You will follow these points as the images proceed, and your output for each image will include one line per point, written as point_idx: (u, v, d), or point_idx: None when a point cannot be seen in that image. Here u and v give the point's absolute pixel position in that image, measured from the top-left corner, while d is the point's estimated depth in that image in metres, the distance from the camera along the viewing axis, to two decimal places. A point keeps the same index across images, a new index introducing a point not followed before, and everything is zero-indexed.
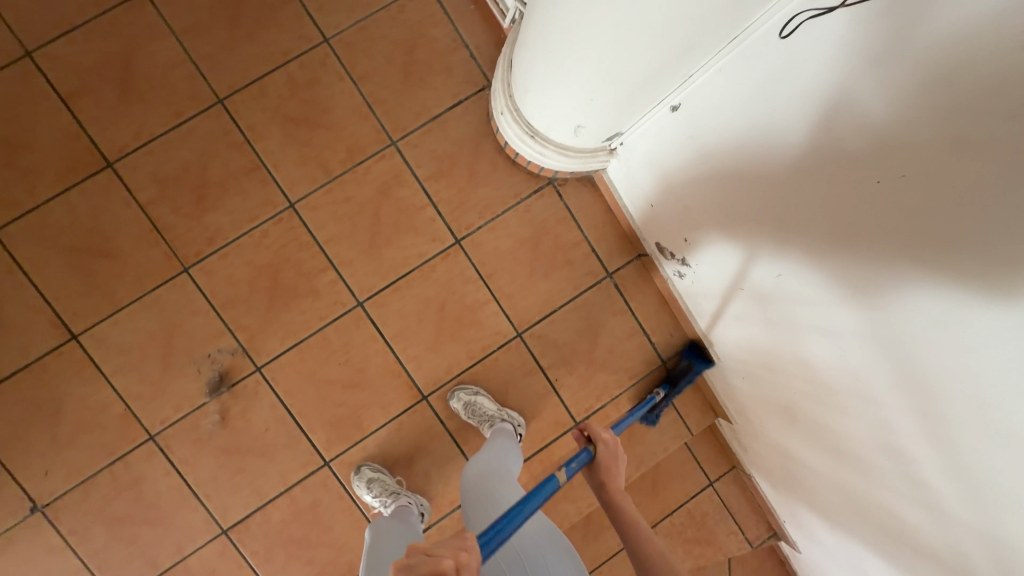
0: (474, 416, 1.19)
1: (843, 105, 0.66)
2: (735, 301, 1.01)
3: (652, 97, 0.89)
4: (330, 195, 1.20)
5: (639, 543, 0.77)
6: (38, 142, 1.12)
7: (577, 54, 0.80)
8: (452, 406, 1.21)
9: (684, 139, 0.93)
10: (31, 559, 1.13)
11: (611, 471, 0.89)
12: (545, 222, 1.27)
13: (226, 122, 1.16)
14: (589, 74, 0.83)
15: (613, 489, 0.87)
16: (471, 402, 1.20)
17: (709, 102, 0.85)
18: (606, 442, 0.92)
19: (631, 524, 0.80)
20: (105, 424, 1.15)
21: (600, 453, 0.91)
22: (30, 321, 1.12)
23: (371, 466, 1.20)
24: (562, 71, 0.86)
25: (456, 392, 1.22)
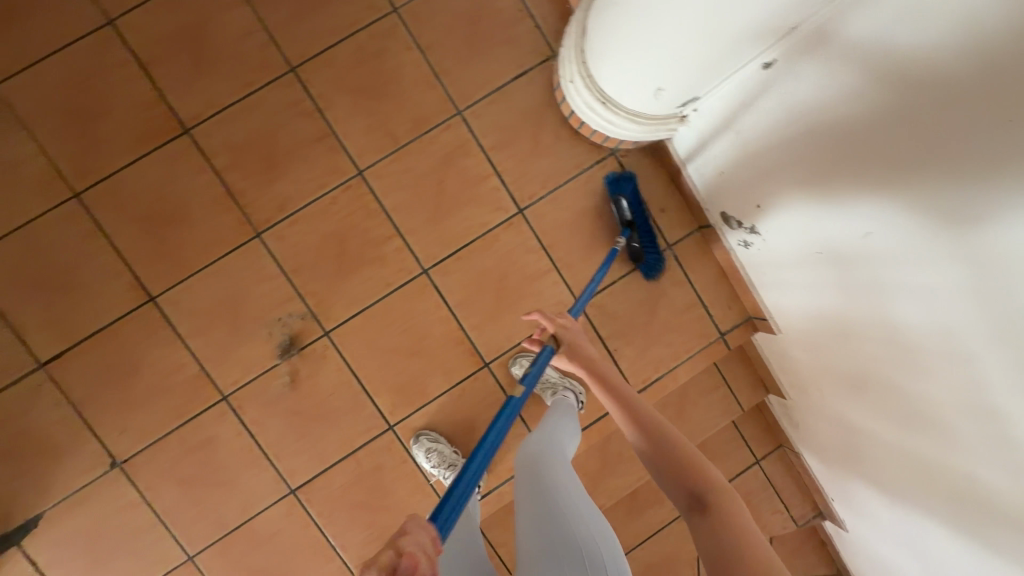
0: None
1: (960, 43, 0.64)
2: (808, 265, 1.02)
3: (745, 54, 0.89)
4: (397, 163, 1.21)
5: (619, 406, 0.83)
6: (115, 106, 1.13)
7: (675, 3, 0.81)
8: (514, 372, 1.24)
9: (778, 96, 0.92)
10: (108, 512, 1.17)
11: (578, 346, 0.98)
12: (606, 193, 1.27)
13: (297, 90, 1.17)
14: (676, 28, 0.84)
15: (583, 361, 0.95)
16: None
17: (811, 55, 0.84)
18: (562, 327, 1.02)
19: (608, 385, 0.86)
20: (178, 386, 1.17)
21: (563, 336, 1.01)
22: (108, 283, 1.14)
23: (427, 436, 1.22)
24: (653, 25, 0.86)
25: (519, 358, 1.24)
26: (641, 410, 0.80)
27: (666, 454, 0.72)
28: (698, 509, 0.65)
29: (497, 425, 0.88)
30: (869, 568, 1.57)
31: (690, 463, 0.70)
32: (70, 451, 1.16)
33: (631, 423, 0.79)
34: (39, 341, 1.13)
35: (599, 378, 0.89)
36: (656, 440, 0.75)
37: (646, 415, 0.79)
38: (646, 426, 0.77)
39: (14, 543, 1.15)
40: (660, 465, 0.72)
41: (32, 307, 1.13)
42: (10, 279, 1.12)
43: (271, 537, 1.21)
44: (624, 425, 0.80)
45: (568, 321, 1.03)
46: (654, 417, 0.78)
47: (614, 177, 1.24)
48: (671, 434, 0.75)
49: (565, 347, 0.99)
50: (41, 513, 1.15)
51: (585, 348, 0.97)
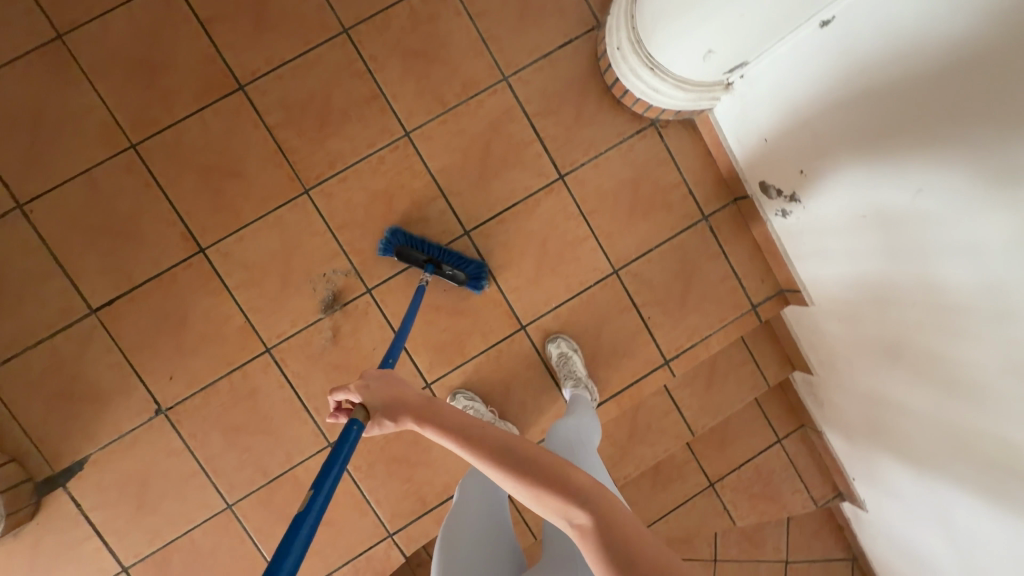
0: (564, 368, 1.24)
1: None
2: (852, 229, 1.04)
3: (802, 14, 0.91)
4: (444, 127, 1.24)
5: (463, 442, 0.67)
6: (176, 64, 1.17)
7: None
8: (550, 349, 1.27)
9: (830, 57, 0.94)
10: (154, 458, 1.20)
11: (396, 404, 0.74)
12: (646, 163, 1.30)
13: (350, 51, 1.21)
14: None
15: (404, 409, 0.72)
16: (567, 353, 1.26)
17: (867, 13, 0.85)
18: (368, 388, 0.76)
19: (441, 419, 0.69)
20: (226, 336, 1.21)
21: (373, 400, 0.75)
22: (163, 234, 1.18)
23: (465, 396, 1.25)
24: None
25: (557, 339, 1.28)
26: (496, 433, 0.66)
27: (541, 476, 0.61)
28: (582, 528, 0.58)
29: (300, 534, 0.61)
30: (890, 550, 1.58)
31: (563, 478, 0.61)
32: (115, 398, 1.18)
33: (489, 459, 0.64)
34: (95, 288, 1.17)
35: (429, 416, 0.71)
36: (529, 466, 0.62)
37: (502, 441, 0.65)
38: (509, 453, 0.64)
39: (61, 485, 1.18)
40: (536, 495, 0.61)
41: (90, 255, 1.17)
42: (69, 228, 1.16)
43: (312, 487, 1.25)
44: (477, 462, 0.66)
45: (381, 372, 0.79)
46: (509, 438, 0.65)
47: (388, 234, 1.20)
48: (535, 449, 0.64)
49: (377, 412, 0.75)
50: (87, 456, 1.19)
51: (405, 392, 0.75)
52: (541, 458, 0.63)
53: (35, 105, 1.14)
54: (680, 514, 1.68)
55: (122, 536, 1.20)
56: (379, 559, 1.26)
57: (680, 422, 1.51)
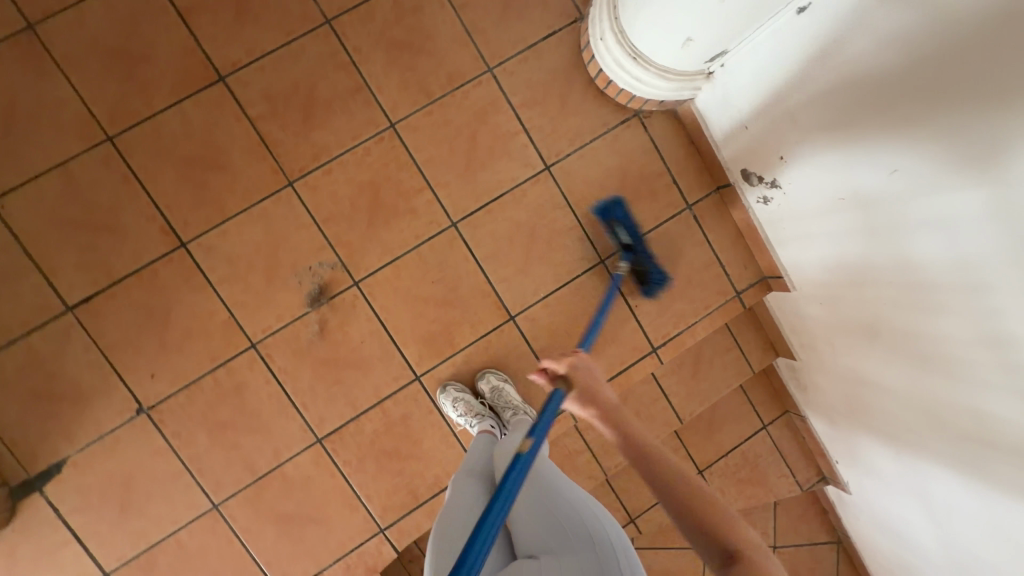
0: (500, 401, 1.21)
1: None
2: (832, 212, 1.07)
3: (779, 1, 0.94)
4: (429, 118, 1.24)
5: (677, 487, 0.70)
6: (154, 55, 1.15)
7: None
8: (480, 388, 1.24)
9: (807, 43, 0.97)
10: (137, 458, 1.18)
11: (595, 389, 0.88)
12: (631, 152, 1.32)
13: (333, 42, 1.20)
14: None
15: (597, 405, 0.86)
16: (461, 396, 1.22)
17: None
18: (574, 366, 0.91)
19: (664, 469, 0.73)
20: (211, 331, 1.19)
21: (579, 380, 0.89)
22: (143, 228, 1.16)
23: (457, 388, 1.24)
24: None
25: (446, 387, 1.25)
26: (671, 474, 0.71)
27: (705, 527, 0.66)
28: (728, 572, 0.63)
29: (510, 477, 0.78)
30: (873, 529, 1.63)
31: (721, 526, 0.65)
32: (96, 397, 1.16)
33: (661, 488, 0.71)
34: (71, 285, 1.14)
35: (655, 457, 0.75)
36: (696, 509, 0.68)
37: (679, 479, 0.71)
38: (658, 477, 0.72)
39: (38, 489, 1.14)
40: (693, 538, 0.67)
41: (66, 251, 1.14)
42: (44, 223, 1.13)
43: (301, 484, 1.23)
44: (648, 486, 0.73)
45: (612, 395, 0.87)
46: (681, 476, 0.71)
47: (602, 206, 1.23)
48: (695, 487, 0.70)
49: (589, 397, 0.88)
50: (65, 459, 1.15)
51: (597, 387, 0.89)
52: (726, 527, 0.65)
53: (5, 96, 1.11)
54: None
55: (103, 540, 1.17)
56: (371, 555, 1.25)
57: (669, 410, 1.53)
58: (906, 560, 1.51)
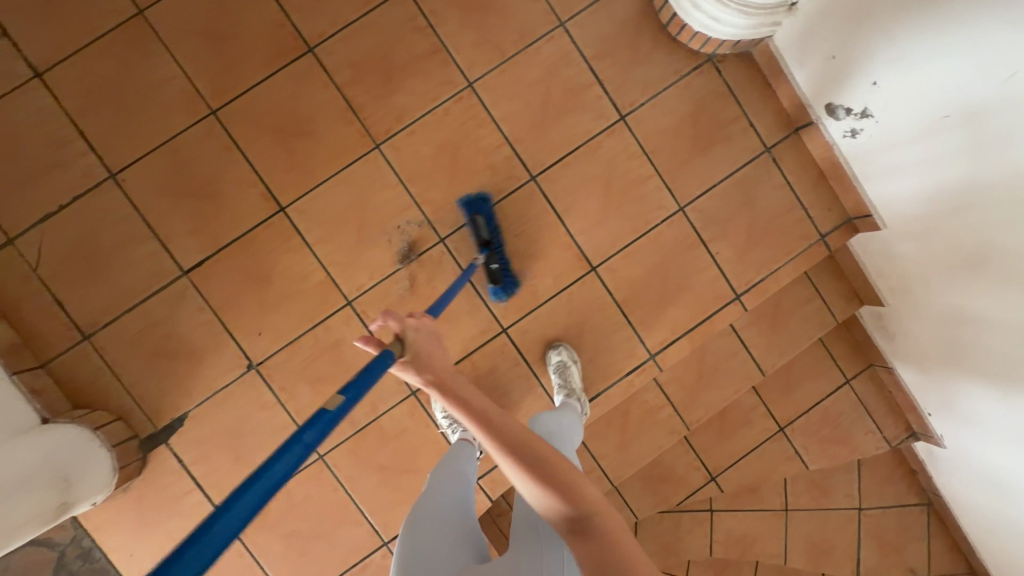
0: (562, 377, 1.23)
1: None
2: (929, 133, 1.04)
3: None
4: (504, 75, 1.27)
5: (516, 457, 0.64)
6: (248, 32, 1.22)
7: None
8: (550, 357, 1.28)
9: None
10: (248, 412, 1.25)
11: (432, 356, 0.74)
12: (705, 98, 1.31)
13: (410, 8, 1.25)
14: None
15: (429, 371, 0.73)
16: (561, 365, 1.25)
17: None
18: (410, 328, 0.76)
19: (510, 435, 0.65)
20: (308, 291, 1.25)
21: (413, 346, 0.75)
22: (244, 195, 1.23)
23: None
24: None
25: None
26: (529, 442, 0.65)
27: (554, 488, 0.61)
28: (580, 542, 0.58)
29: (299, 444, 0.63)
30: (970, 487, 1.54)
31: (574, 491, 0.61)
32: (209, 354, 1.24)
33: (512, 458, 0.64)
34: (182, 252, 1.23)
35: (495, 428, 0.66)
36: (545, 473, 0.62)
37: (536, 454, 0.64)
38: (525, 450, 0.64)
39: (163, 442, 1.24)
40: (544, 504, 0.62)
41: (178, 220, 1.22)
42: (157, 194, 1.22)
43: (398, 435, 1.28)
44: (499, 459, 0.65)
45: (429, 338, 0.77)
46: (530, 443, 0.65)
47: (466, 200, 1.25)
48: (545, 451, 0.64)
49: (408, 357, 0.74)
50: (186, 413, 1.25)
51: (434, 354, 0.74)
52: (579, 499, 0.60)
53: (118, 79, 1.20)
54: (749, 461, 1.67)
55: (221, 489, 1.26)
56: None
57: (750, 363, 1.50)
58: (1008, 514, 1.44)
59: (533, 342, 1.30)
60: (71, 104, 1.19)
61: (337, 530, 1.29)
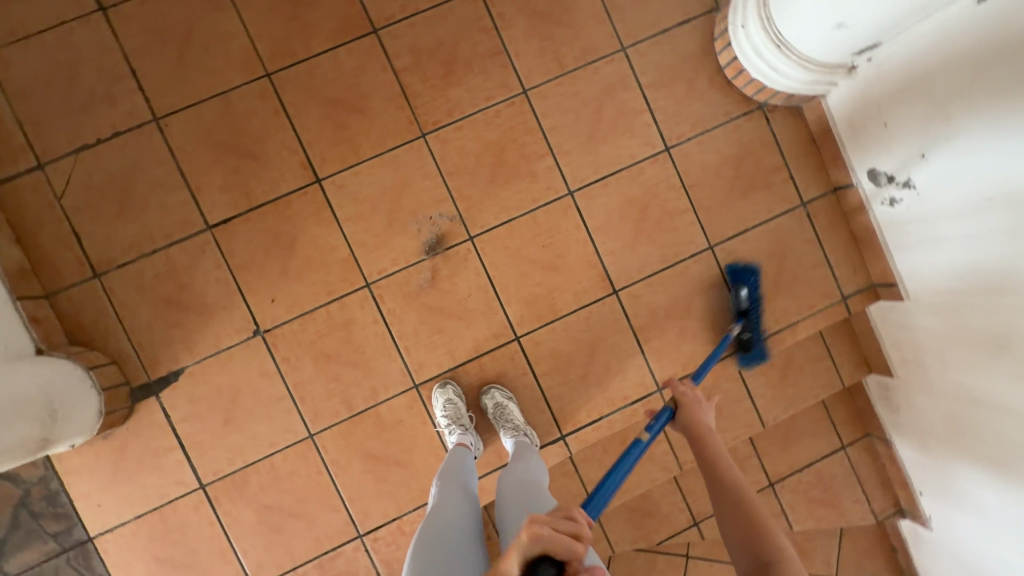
0: (501, 419, 1.21)
1: None
2: (974, 211, 1.05)
3: None
4: (560, 88, 1.29)
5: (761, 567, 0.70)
6: (318, 3, 1.24)
7: None
8: (483, 402, 1.24)
9: (971, 36, 0.94)
10: (247, 377, 1.23)
11: (695, 416, 0.95)
12: (750, 144, 1.33)
13: (480, 7, 1.27)
14: None
15: (691, 428, 0.94)
16: (502, 404, 1.23)
17: None
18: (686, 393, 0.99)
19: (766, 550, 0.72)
20: (330, 266, 1.24)
21: (685, 406, 0.97)
22: (284, 160, 1.23)
23: (458, 393, 1.24)
24: None
25: (446, 386, 1.24)
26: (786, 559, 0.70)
27: None
28: None
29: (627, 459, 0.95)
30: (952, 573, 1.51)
31: None
32: (219, 312, 1.22)
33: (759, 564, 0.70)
34: (212, 206, 1.22)
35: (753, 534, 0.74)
36: None
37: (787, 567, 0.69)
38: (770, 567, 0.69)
39: (153, 393, 1.21)
40: None
41: (214, 174, 1.22)
42: (198, 145, 1.21)
43: (393, 425, 1.26)
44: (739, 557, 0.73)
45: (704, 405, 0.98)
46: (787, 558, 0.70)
47: (734, 268, 1.32)
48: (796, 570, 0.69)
49: (682, 416, 0.97)
50: (183, 367, 1.22)
51: (701, 414, 0.96)
52: None
53: (182, 26, 1.21)
54: None
55: (204, 452, 1.23)
56: None
57: (752, 412, 1.49)
58: None
59: (545, 354, 1.29)
60: (130, 42, 1.20)
61: (312, 513, 1.25)
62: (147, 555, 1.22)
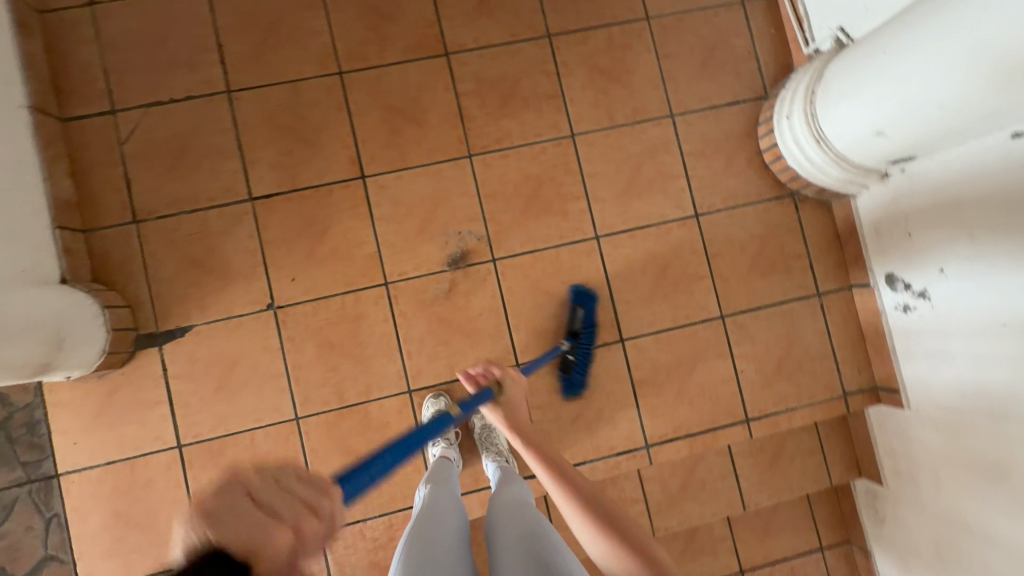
0: (486, 440, 1.23)
1: None
2: (987, 334, 1.06)
3: (994, 124, 0.93)
4: (606, 139, 1.35)
5: (584, 510, 0.79)
6: (401, 20, 1.33)
7: (922, 67, 0.92)
8: (471, 421, 1.27)
9: (999, 168, 0.98)
10: (250, 348, 1.25)
11: (512, 401, 1.04)
12: (776, 227, 1.38)
13: (547, 52, 1.36)
14: (911, 88, 0.95)
15: (509, 417, 1.01)
16: (489, 425, 1.25)
17: None
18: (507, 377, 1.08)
19: (588, 499, 0.80)
20: (354, 258, 1.28)
21: (506, 390, 1.06)
22: (336, 152, 1.30)
23: (447, 406, 1.24)
24: (897, 84, 0.98)
25: (438, 397, 1.25)
26: (607, 504, 0.79)
27: (624, 539, 0.73)
28: None
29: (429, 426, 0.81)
30: None
31: (649, 555, 0.71)
32: (240, 280, 1.26)
33: (589, 511, 0.78)
34: (258, 180, 1.28)
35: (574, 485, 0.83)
36: (617, 529, 0.75)
37: (611, 510, 0.78)
38: (605, 509, 0.78)
39: (157, 344, 1.23)
40: (612, 553, 0.73)
41: (268, 152, 1.28)
42: (261, 122, 1.29)
43: (378, 426, 1.26)
44: (573, 512, 0.80)
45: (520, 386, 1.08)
46: (606, 502, 0.79)
47: (579, 289, 1.29)
48: (621, 513, 0.77)
49: (503, 399, 1.04)
50: (191, 325, 1.24)
51: (517, 402, 1.04)
52: (652, 557, 0.71)
53: (274, 15, 1.31)
54: None
55: (190, 413, 1.23)
56: None
57: (735, 491, 1.46)
58: None
59: (541, 387, 1.30)
60: (223, 20, 1.29)
61: None
62: (108, 505, 1.21)
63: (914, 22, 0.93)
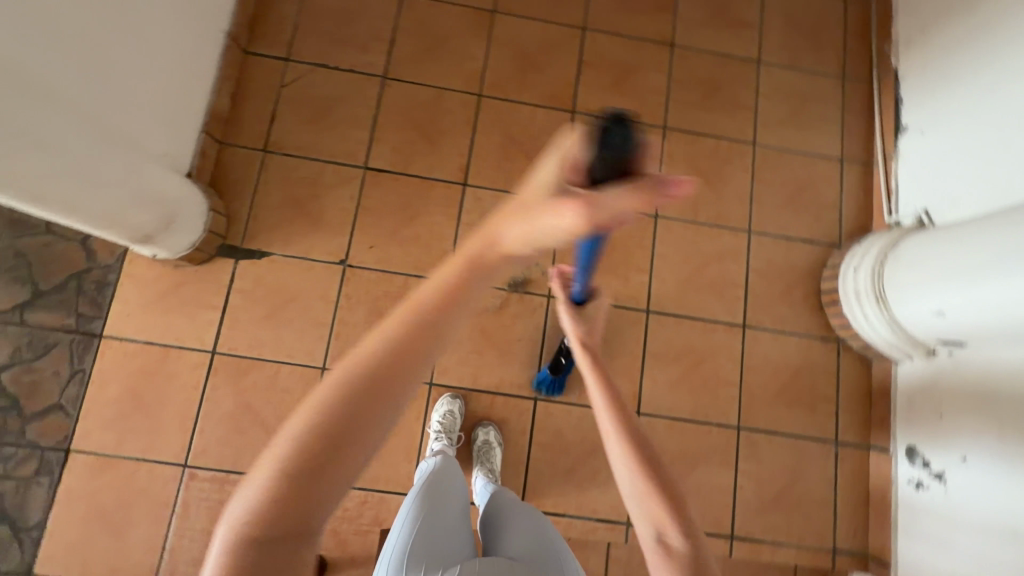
0: (482, 456, 1.26)
1: None
2: (993, 536, 1.08)
3: None
4: (684, 229, 1.47)
5: (627, 438, 0.66)
6: (545, 72, 1.52)
7: (1000, 272, 0.99)
8: (475, 433, 1.30)
9: None
10: (310, 291, 1.35)
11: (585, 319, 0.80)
12: (814, 364, 1.43)
13: (657, 141, 1.51)
14: (984, 286, 1.02)
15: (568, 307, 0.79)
16: (490, 444, 1.28)
17: None
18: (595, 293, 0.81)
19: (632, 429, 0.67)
20: (430, 249, 1.40)
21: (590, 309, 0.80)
22: (451, 156, 1.45)
23: (458, 409, 1.29)
24: (973, 277, 1.04)
25: (453, 400, 1.30)
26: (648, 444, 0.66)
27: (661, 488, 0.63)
28: (667, 553, 0.59)
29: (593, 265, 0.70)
30: None
31: (682, 510, 0.62)
32: (326, 230, 1.38)
33: (630, 444, 0.66)
34: (378, 155, 1.43)
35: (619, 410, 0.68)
36: (655, 470, 0.64)
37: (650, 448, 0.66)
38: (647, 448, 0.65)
39: (235, 258, 1.35)
40: (644, 496, 0.63)
41: (395, 135, 1.45)
42: (399, 110, 1.46)
43: None
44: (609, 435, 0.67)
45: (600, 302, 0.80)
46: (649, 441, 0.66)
47: None
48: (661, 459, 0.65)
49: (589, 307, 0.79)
50: (270, 253, 1.36)
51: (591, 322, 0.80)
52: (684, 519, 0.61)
53: (445, 33, 1.51)
54: None
55: (235, 327, 1.32)
56: (389, 506, 1.27)
57: None
58: None
59: (549, 427, 1.34)
60: (403, 22, 1.51)
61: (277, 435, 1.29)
62: (129, 380, 1.28)
63: (1003, 230, 1.00)
